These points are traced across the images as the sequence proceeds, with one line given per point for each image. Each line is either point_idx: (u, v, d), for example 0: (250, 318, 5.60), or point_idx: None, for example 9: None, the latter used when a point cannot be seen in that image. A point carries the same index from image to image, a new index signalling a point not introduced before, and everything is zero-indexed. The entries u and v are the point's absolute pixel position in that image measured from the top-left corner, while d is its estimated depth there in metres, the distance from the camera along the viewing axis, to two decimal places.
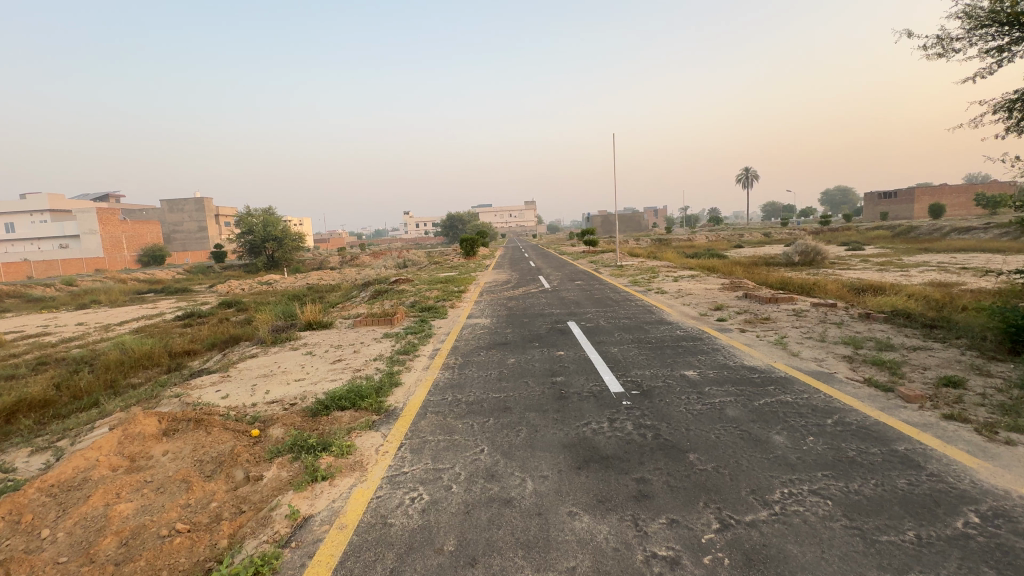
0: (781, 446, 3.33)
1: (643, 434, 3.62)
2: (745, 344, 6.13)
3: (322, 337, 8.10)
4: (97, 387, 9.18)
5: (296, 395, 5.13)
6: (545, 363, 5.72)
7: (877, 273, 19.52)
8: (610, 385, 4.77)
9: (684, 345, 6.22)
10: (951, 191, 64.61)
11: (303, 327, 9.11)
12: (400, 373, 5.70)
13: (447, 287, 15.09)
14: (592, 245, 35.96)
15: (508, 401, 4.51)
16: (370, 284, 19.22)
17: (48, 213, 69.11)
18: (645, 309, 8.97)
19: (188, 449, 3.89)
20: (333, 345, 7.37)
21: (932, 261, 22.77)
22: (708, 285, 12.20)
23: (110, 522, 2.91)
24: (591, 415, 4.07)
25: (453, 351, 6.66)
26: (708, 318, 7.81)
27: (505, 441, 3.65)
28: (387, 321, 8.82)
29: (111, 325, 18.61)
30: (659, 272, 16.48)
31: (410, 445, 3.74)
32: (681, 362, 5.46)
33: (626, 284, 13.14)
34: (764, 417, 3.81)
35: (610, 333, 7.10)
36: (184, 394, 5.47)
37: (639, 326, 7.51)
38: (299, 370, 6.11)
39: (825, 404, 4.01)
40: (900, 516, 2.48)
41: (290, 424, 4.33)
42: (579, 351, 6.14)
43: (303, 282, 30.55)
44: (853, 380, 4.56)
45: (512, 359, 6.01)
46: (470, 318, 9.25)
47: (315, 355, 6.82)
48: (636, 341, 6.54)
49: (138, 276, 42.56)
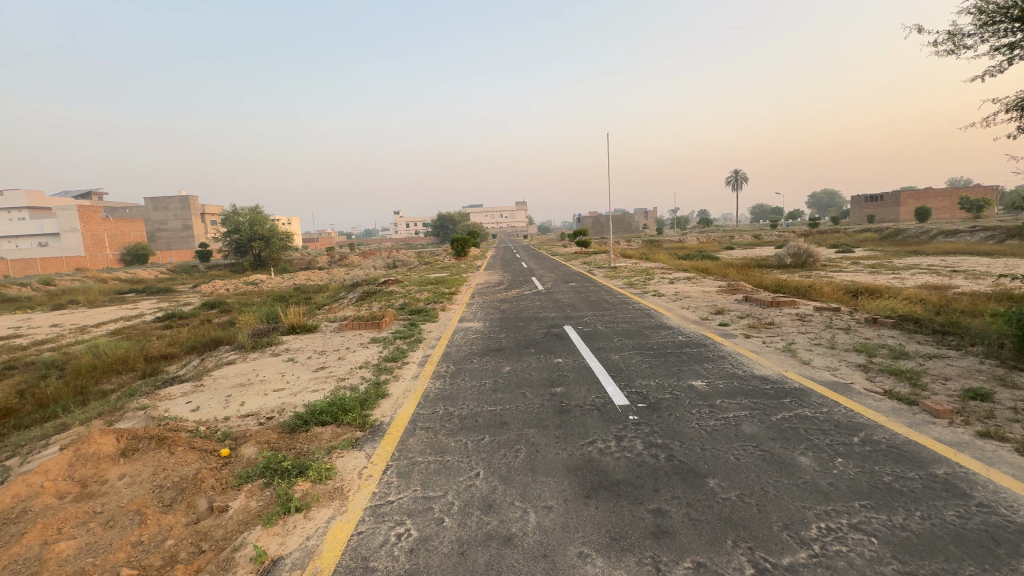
0: (809, 471, 3.01)
1: (655, 455, 3.28)
2: (752, 351, 5.83)
3: (305, 342, 7.67)
4: (65, 395, 8.67)
5: (273, 407, 4.73)
6: (542, 372, 5.37)
7: (869, 275, 19.49)
8: (614, 397, 4.44)
9: (688, 352, 5.92)
10: (936, 195, 65.57)
11: (286, 331, 8.67)
12: (387, 382, 5.31)
13: (438, 288, 14.69)
14: (585, 246, 35.67)
15: (504, 415, 4.15)
16: (358, 286, 18.77)
17: (27, 212, 67.35)
18: (644, 313, 8.65)
19: (148, 473, 3.47)
20: (317, 350, 6.96)
21: (922, 264, 22.86)
22: (704, 287, 11.96)
23: (45, 568, 2.51)
24: (596, 431, 3.72)
25: (444, 358, 6.27)
26: (710, 323, 7.52)
27: (503, 464, 3.29)
28: (375, 325, 8.42)
29: (87, 327, 17.93)
30: (654, 273, 16.19)
31: (398, 468, 3.35)
32: (687, 370, 5.15)
33: (621, 286, 12.84)
34: (784, 434, 3.51)
35: (609, 338, 6.77)
36: (151, 407, 5.04)
37: (639, 331, 7.19)
38: (278, 379, 5.68)
39: (848, 419, 3.71)
40: (959, 559, 2.17)
41: (265, 441, 3.93)
42: (578, 358, 5.80)
43: (290, 282, 29.90)
44: (872, 392, 4.27)
45: (507, 367, 5.64)
46: (461, 322, 8.86)
47: (296, 362, 6.40)
48: (637, 348, 6.23)
49: (121, 276, 41.51)
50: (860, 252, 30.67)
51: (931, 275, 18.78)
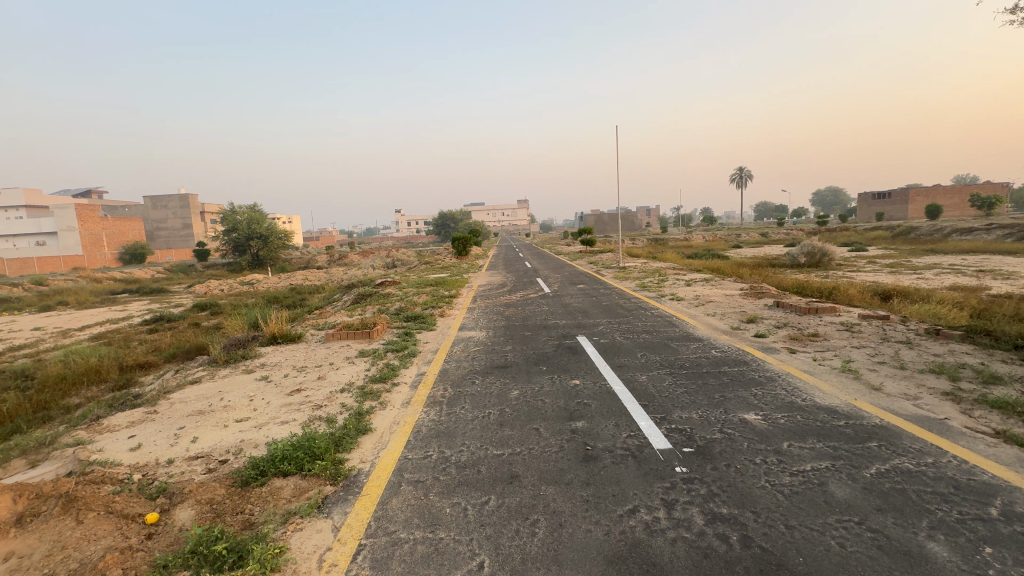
0: (952, 570, 2.10)
1: (725, 538, 2.38)
2: (804, 371, 4.95)
3: (285, 355, 6.77)
4: (21, 412, 7.80)
5: (229, 448, 3.85)
6: (558, 398, 4.48)
7: (891, 275, 18.57)
8: (651, 437, 3.55)
9: (728, 373, 5.01)
10: (946, 192, 64.45)
11: (267, 341, 7.78)
12: (372, 412, 4.41)
13: (437, 290, 13.82)
14: (590, 245, 34.74)
15: (516, 466, 3.25)
16: (354, 286, 17.95)
17: (25, 210, 66.78)
18: (665, 321, 7.76)
19: (38, 555, 2.56)
20: (296, 367, 6.06)
21: (943, 263, 21.90)
22: (725, 290, 11.05)
23: None
24: (636, 492, 2.83)
25: (441, 380, 5.34)
26: (742, 334, 6.63)
27: (516, 549, 2.40)
28: (365, 335, 7.53)
29: (70, 330, 17.01)
30: (666, 274, 15.23)
31: (372, 553, 2.46)
32: (733, 398, 4.27)
33: (633, 289, 11.96)
34: (894, 504, 2.60)
35: (632, 353, 5.87)
36: (84, 443, 4.16)
37: (664, 343, 6.30)
38: (243, 407, 4.78)
39: (969, 478, 2.81)
40: None
41: (207, 501, 3.05)
42: (599, 381, 4.90)
43: (287, 282, 29.01)
44: (978, 434, 3.37)
45: (515, 392, 4.74)
46: (462, 331, 7.95)
47: (269, 382, 5.51)
48: (666, 366, 5.33)
49: (116, 275, 40.53)
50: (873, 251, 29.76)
51: (954, 275, 17.89)
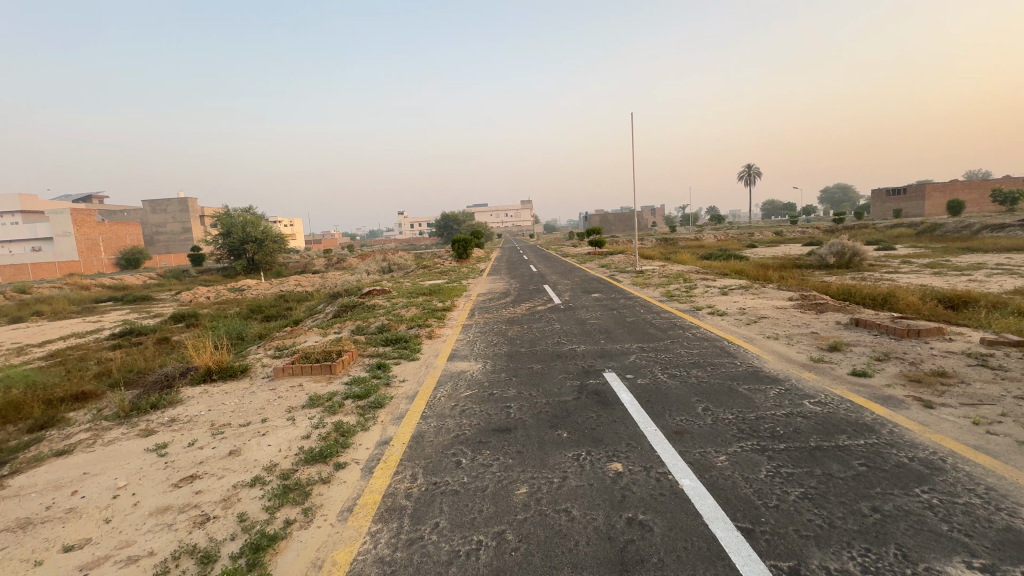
0: None
1: None
2: (975, 448, 3.15)
3: (208, 404, 4.97)
4: None
5: None
6: (596, 509, 2.70)
7: (939, 277, 16.69)
8: None
9: (853, 450, 3.20)
10: (964, 187, 61.76)
11: (197, 378, 5.98)
12: (283, 539, 2.61)
13: (430, 300, 12.06)
14: (597, 246, 33.05)
15: None
16: (341, 295, 16.17)
17: (22, 215, 65.57)
18: (714, 347, 5.97)
19: None
20: (214, 427, 4.31)
21: (990, 262, 19.84)
22: (770, 299, 9.27)
23: None
24: None
25: (410, 456, 3.56)
26: (832, 370, 4.82)
27: None
28: (325, 369, 5.79)
29: (27, 347, 15.26)
30: (691, 280, 13.32)
31: None
32: (902, 517, 2.46)
33: (659, 298, 10.18)
34: None
35: (687, 407, 4.09)
36: None
37: (729, 388, 4.50)
38: (91, 515, 3.02)
39: None
40: None
41: None
42: (653, 466, 3.12)
43: (278, 288, 27.18)
44: None
45: (524, 491, 2.95)
46: (451, 362, 6.15)
47: (161, 458, 3.73)
48: (749, 434, 3.52)
49: (105, 282, 38.96)
50: (902, 249, 27.85)
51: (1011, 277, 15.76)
